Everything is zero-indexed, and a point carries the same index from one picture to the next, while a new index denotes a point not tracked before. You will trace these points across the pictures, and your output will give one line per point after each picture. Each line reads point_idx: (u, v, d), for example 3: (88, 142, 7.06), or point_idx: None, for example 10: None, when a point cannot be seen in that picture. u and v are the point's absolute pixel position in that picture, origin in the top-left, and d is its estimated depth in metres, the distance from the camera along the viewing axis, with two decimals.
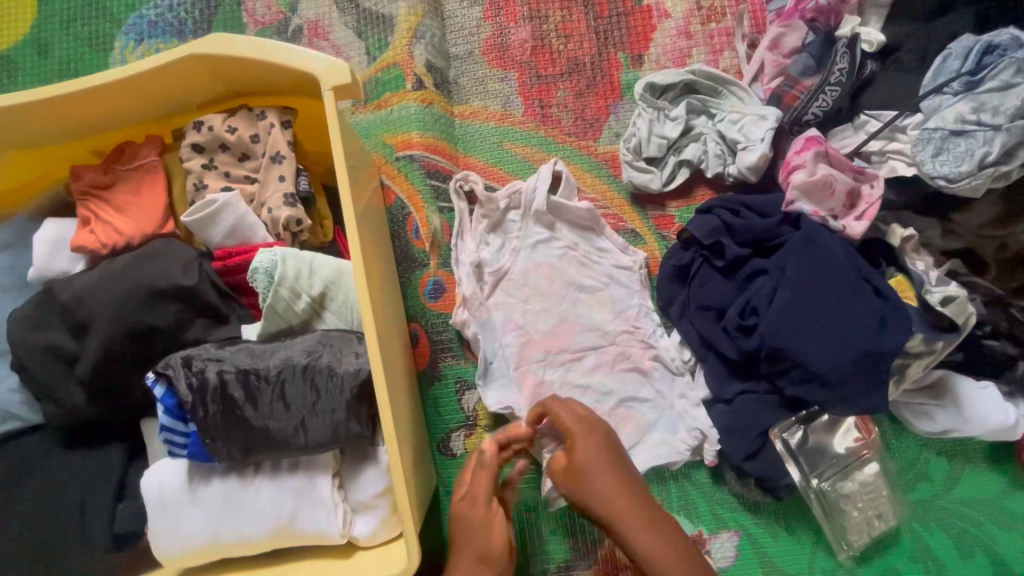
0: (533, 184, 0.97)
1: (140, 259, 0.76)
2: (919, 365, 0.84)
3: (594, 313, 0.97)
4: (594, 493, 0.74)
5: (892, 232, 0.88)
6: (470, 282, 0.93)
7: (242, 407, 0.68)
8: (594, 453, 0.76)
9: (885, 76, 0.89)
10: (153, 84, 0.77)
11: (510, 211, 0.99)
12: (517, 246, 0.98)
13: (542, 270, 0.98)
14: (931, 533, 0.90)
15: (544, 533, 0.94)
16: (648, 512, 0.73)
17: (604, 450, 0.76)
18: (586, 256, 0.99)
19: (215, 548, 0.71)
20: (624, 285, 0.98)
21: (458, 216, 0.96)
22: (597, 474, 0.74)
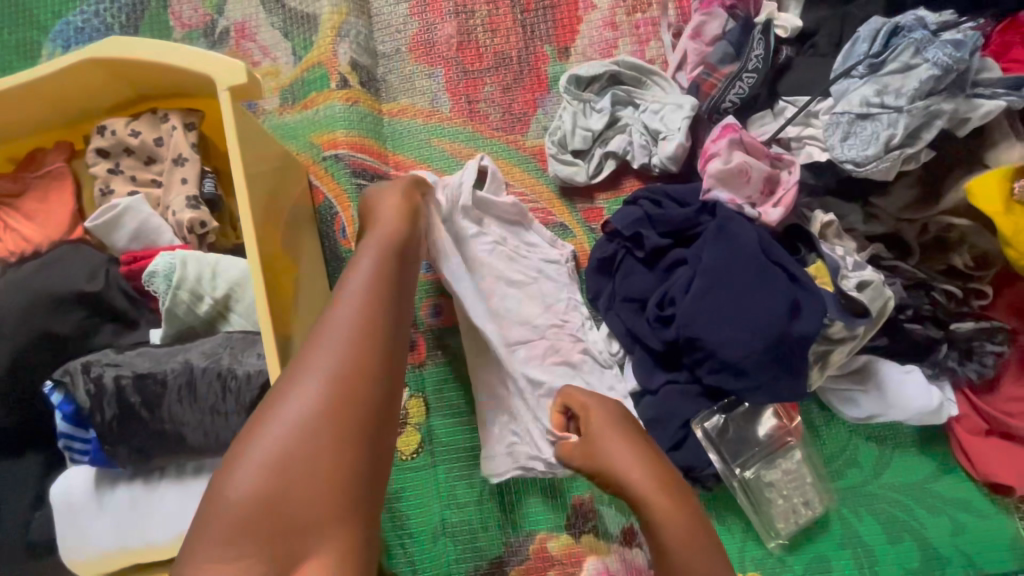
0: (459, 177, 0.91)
1: (45, 266, 0.76)
2: (843, 351, 0.83)
3: (523, 306, 0.92)
4: (602, 458, 0.67)
5: (814, 219, 0.88)
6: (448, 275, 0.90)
7: (139, 411, 0.67)
8: (603, 421, 0.71)
9: (802, 62, 0.90)
10: (54, 90, 0.76)
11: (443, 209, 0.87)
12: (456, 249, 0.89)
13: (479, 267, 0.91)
14: (861, 519, 0.89)
15: (489, 529, 0.94)
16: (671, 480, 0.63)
17: (612, 420, 0.71)
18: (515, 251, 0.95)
19: (116, 559, 0.70)
20: (551, 279, 0.95)
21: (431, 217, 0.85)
22: (608, 440, 0.68)
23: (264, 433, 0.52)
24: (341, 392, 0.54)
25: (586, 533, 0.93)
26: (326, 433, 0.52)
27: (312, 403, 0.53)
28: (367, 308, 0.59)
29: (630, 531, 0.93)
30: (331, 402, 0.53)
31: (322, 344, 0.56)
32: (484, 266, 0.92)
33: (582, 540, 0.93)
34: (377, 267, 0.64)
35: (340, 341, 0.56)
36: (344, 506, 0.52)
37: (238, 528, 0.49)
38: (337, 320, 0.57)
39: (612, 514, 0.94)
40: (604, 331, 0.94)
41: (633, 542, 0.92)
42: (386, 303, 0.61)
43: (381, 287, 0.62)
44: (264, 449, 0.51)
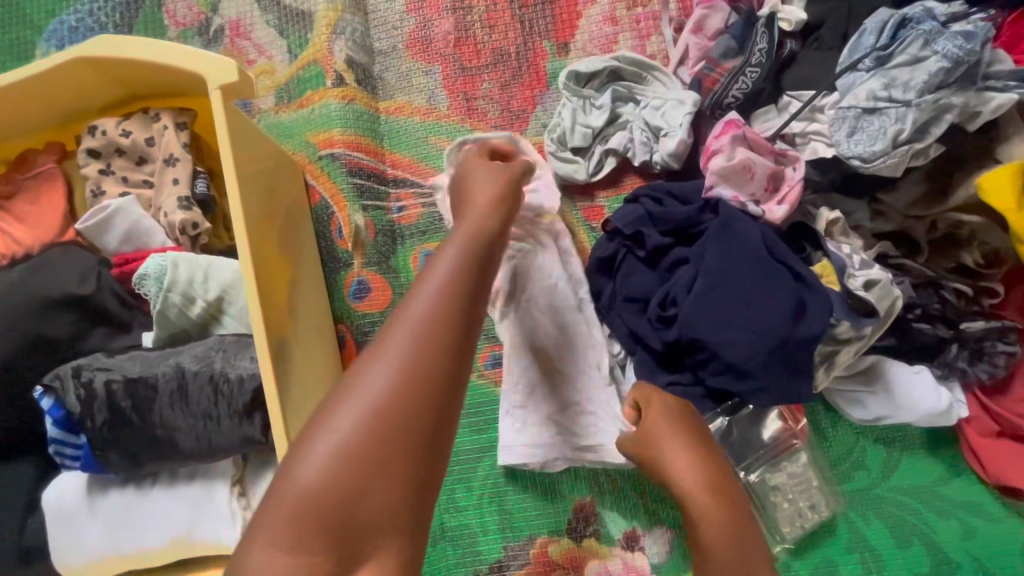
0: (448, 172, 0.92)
1: (35, 268, 0.75)
2: (849, 352, 0.81)
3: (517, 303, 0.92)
4: (659, 451, 0.71)
5: (819, 216, 0.86)
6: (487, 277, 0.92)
7: (131, 416, 0.66)
8: (662, 416, 0.74)
9: (806, 56, 0.88)
10: (44, 89, 0.75)
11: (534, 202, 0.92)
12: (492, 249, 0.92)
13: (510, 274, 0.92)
14: (868, 523, 0.87)
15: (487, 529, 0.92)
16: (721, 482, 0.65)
17: (671, 415, 0.74)
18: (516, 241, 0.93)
19: (115, 561, 0.70)
20: (552, 276, 0.92)
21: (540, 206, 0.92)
22: (667, 440, 0.71)
23: (332, 423, 0.44)
24: (422, 384, 0.46)
25: (588, 537, 0.92)
26: (405, 433, 0.44)
27: (391, 397, 0.45)
28: (454, 288, 0.50)
29: (633, 536, 0.91)
30: (409, 393, 0.45)
31: (403, 329, 0.47)
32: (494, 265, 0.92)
33: (584, 544, 0.91)
34: (466, 247, 0.55)
35: (421, 327, 0.47)
36: (416, 522, 0.44)
37: (299, 544, 0.41)
38: (420, 305, 0.48)
39: (614, 518, 0.92)
40: (607, 333, 0.92)
41: (636, 547, 0.91)
42: (476, 290, 0.52)
43: (471, 270, 0.53)
44: (332, 445, 0.43)
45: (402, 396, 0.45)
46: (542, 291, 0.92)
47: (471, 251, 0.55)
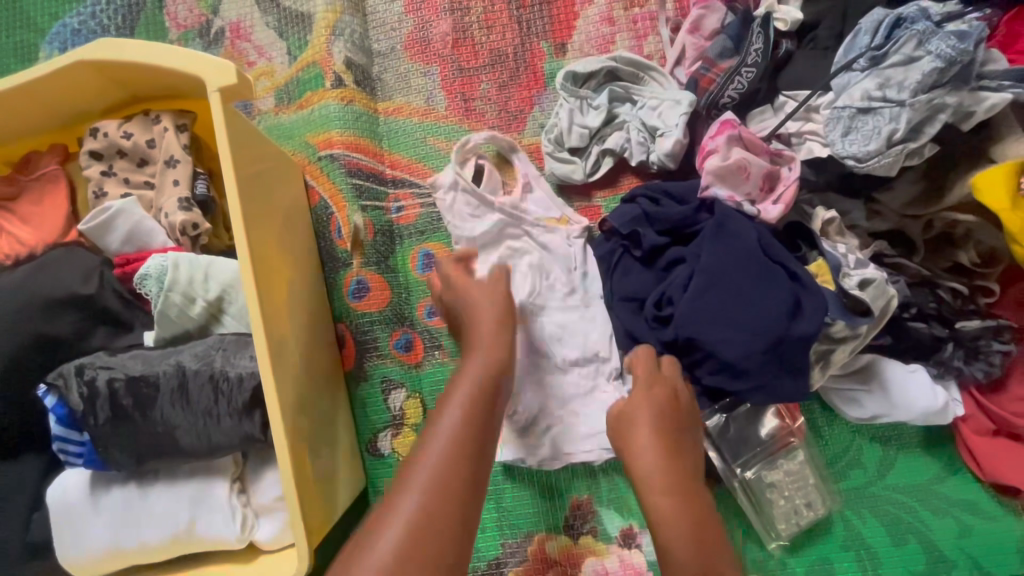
0: (447, 169, 0.93)
1: (39, 268, 0.76)
2: (844, 351, 0.82)
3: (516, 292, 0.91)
4: (635, 444, 0.74)
5: (815, 216, 0.87)
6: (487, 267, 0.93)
7: (133, 415, 0.67)
8: (646, 410, 0.76)
9: (802, 55, 0.88)
10: (45, 92, 0.76)
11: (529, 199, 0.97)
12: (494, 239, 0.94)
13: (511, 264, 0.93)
14: (864, 521, 0.87)
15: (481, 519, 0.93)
16: (683, 483, 0.70)
17: (655, 411, 0.76)
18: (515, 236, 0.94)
19: (116, 557, 0.71)
20: (554, 273, 0.93)
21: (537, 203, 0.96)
22: (640, 437, 0.74)
23: (374, 544, 0.53)
24: (433, 526, 0.55)
25: (585, 535, 0.92)
26: (435, 531, 0.55)
27: (425, 509, 0.56)
28: (471, 417, 0.65)
29: (630, 533, 0.92)
30: (419, 534, 0.54)
31: (431, 453, 0.60)
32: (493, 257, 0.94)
33: (581, 541, 0.92)
34: (472, 393, 0.68)
35: (447, 449, 0.61)
36: None
37: None
38: (442, 434, 0.62)
39: (611, 516, 0.93)
40: (606, 332, 0.91)
41: (633, 544, 0.91)
42: (480, 440, 0.63)
43: (475, 423, 0.65)
44: (376, 559, 0.52)
45: (431, 507, 0.56)
46: (544, 289, 0.92)
47: (476, 398, 0.67)
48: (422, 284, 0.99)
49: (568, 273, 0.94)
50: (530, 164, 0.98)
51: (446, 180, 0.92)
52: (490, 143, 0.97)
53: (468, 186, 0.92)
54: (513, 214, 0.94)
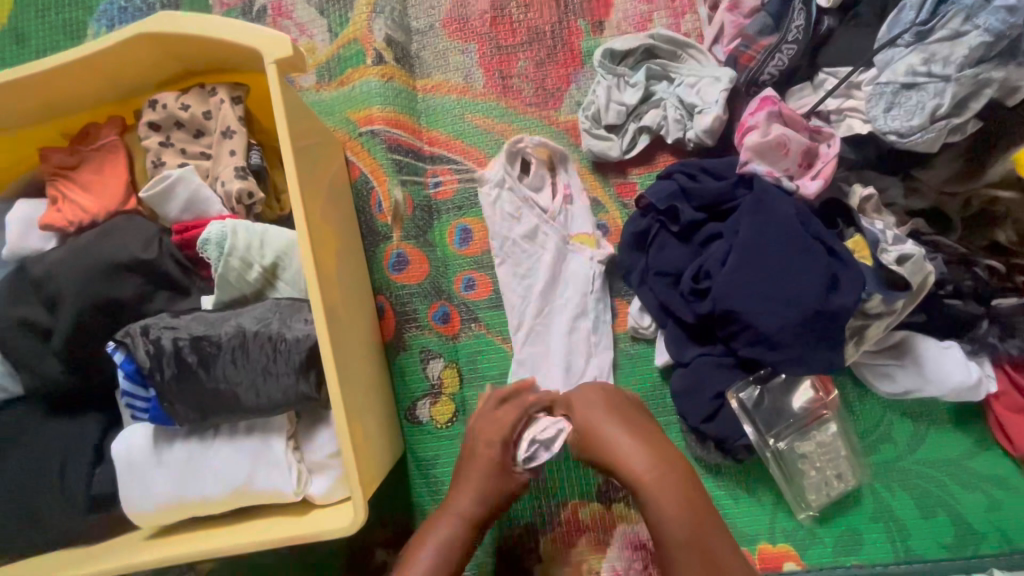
0: (496, 165, 0.98)
1: (103, 235, 0.80)
2: (879, 326, 0.84)
3: (544, 288, 0.95)
4: (602, 437, 0.78)
5: (852, 192, 0.87)
6: (519, 260, 0.96)
7: (197, 371, 0.70)
8: (597, 410, 0.80)
9: (844, 32, 0.88)
10: (102, 66, 0.78)
11: (566, 209, 0.99)
12: (527, 236, 0.97)
13: (543, 263, 0.96)
14: (893, 495, 0.89)
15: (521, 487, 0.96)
16: (655, 453, 0.76)
17: (614, 412, 0.80)
18: (544, 242, 0.97)
19: (180, 508, 0.75)
20: (575, 285, 0.96)
21: (568, 214, 0.99)
22: (604, 427, 0.78)
23: None
24: None
25: (617, 502, 0.95)
26: None
27: None
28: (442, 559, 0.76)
29: None
30: None
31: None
32: (526, 257, 0.97)
33: (612, 509, 0.95)
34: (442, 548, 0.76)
35: None
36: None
37: None
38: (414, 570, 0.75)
39: None
40: (606, 363, 0.95)
41: None
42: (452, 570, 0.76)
43: (447, 565, 0.76)
44: None
45: None
46: (561, 302, 0.96)
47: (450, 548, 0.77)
48: (459, 258, 1.02)
49: (585, 293, 0.96)
50: (576, 176, 1.00)
51: (495, 175, 0.97)
52: (540, 150, 0.99)
53: (513, 186, 0.97)
54: (549, 221, 0.97)
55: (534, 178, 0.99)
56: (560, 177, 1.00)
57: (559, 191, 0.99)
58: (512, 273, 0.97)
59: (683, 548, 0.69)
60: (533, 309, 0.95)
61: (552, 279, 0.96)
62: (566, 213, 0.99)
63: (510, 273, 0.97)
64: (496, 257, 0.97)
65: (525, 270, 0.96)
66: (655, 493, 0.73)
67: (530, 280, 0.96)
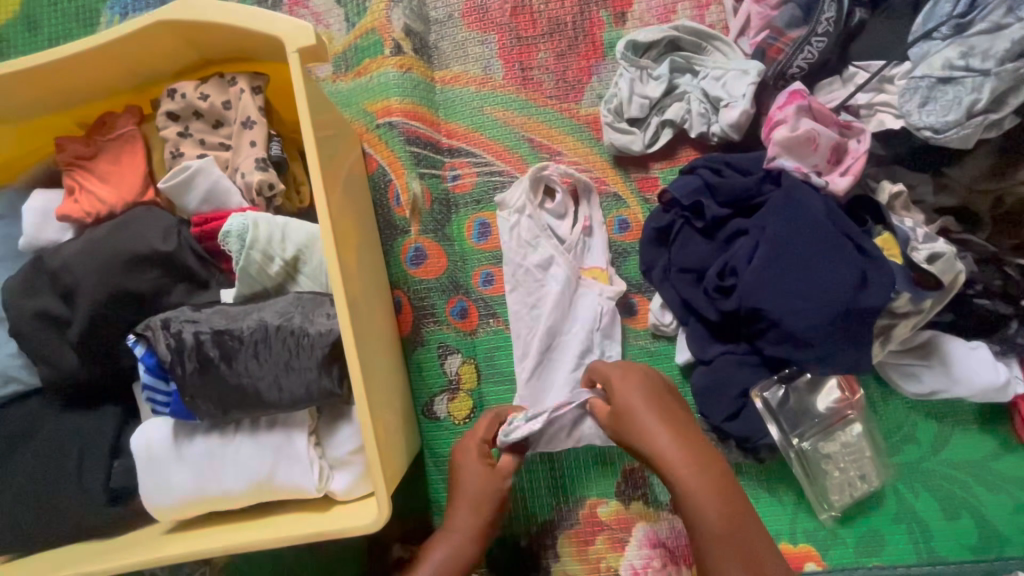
0: (518, 191, 0.96)
1: (121, 226, 0.79)
2: (906, 326, 0.83)
3: (551, 319, 0.92)
4: (639, 424, 0.77)
5: (881, 188, 0.86)
6: (531, 289, 0.94)
7: (219, 365, 0.69)
8: (636, 395, 0.79)
9: (875, 25, 0.86)
10: (120, 55, 0.77)
11: (582, 239, 0.96)
12: (537, 266, 0.94)
13: (552, 298, 0.93)
14: (917, 496, 0.88)
15: (538, 479, 0.96)
16: (692, 442, 0.75)
17: (654, 400, 0.79)
18: (555, 273, 0.94)
19: (201, 503, 0.75)
20: (583, 321, 0.93)
21: (578, 247, 0.96)
22: (642, 414, 0.77)
23: None
24: None
25: (635, 501, 0.94)
26: None
27: None
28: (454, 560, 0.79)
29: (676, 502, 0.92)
30: None
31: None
32: (536, 291, 0.94)
33: (631, 507, 0.94)
34: (450, 557, 0.79)
35: None
36: None
37: None
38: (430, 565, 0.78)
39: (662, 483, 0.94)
40: None
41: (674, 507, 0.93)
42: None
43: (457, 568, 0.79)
44: None
45: None
46: (568, 336, 0.93)
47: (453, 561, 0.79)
48: (477, 252, 1.01)
49: (592, 329, 0.93)
50: (598, 210, 0.98)
51: (515, 201, 0.96)
52: (565, 179, 0.97)
53: (533, 213, 0.95)
54: (563, 253, 0.94)
55: (558, 206, 0.96)
56: (582, 210, 0.97)
57: (579, 223, 0.97)
58: (521, 301, 0.94)
59: (718, 541, 0.69)
60: (540, 341, 0.92)
61: (561, 311, 0.93)
62: (582, 244, 0.97)
63: (518, 300, 0.95)
64: (506, 284, 0.95)
65: (533, 301, 0.94)
66: (695, 484, 0.72)
67: (537, 311, 0.94)
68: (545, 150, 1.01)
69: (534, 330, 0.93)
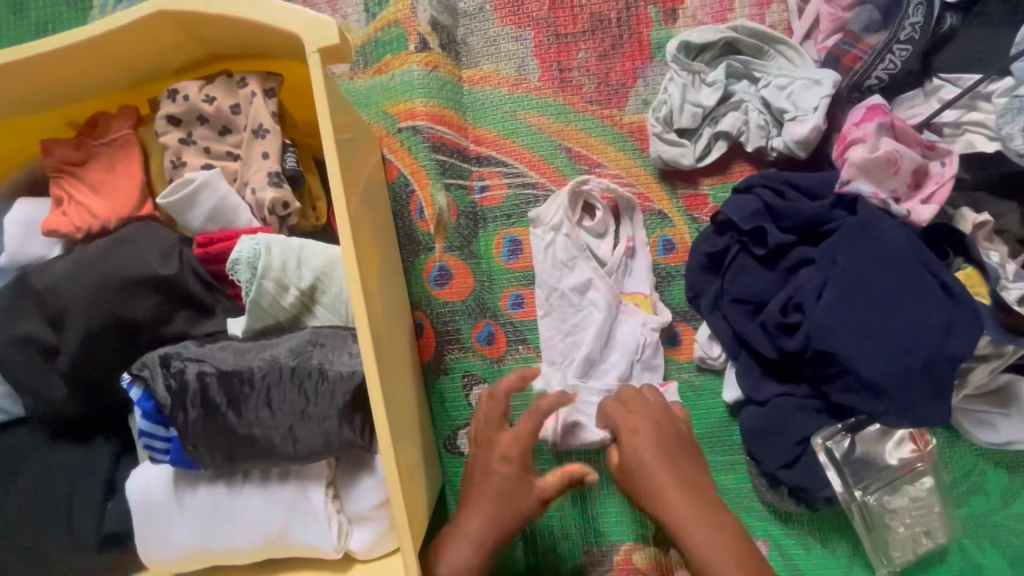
0: (553, 208, 0.87)
1: (115, 245, 0.70)
2: (984, 370, 0.75)
3: (587, 345, 0.83)
4: (651, 488, 0.68)
5: (961, 217, 0.77)
6: (565, 310, 0.86)
7: (224, 413, 0.61)
8: (647, 450, 0.70)
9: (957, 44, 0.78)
10: (115, 50, 0.67)
11: (624, 262, 0.88)
12: (575, 289, 0.86)
13: (591, 321, 0.85)
14: (983, 551, 0.81)
15: (568, 515, 0.88)
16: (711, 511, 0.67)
17: (666, 455, 0.70)
18: (594, 298, 0.85)
19: (204, 557, 0.67)
20: (624, 351, 0.84)
21: (617, 268, 0.87)
22: (654, 474, 0.69)
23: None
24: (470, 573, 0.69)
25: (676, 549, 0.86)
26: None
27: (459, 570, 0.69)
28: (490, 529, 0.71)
29: None
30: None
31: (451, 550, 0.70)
32: (573, 316, 0.85)
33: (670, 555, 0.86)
34: (485, 533, 0.70)
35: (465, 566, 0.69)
36: None
37: None
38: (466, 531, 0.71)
39: None
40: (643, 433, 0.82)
41: None
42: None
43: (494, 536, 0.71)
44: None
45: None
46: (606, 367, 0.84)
47: (480, 550, 0.70)
48: (507, 272, 0.92)
49: (632, 361, 0.84)
50: (642, 230, 0.89)
51: (550, 218, 0.87)
52: (606, 194, 0.89)
53: (571, 231, 0.86)
54: (603, 277, 0.85)
55: (598, 224, 0.88)
56: (623, 229, 0.89)
57: (622, 244, 0.88)
58: (555, 327, 0.86)
59: None
60: (574, 370, 0.83)
61: (599, 341, 0.83)
62: (624, 266, 0.88)
63: (551, 325, 0.86)
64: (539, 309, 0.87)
65: (570, 324, 0.85)
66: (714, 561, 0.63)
67: (575, 336, 0.85)
68: (584, 161, 0.92)
69: (570, 354, 0.84)
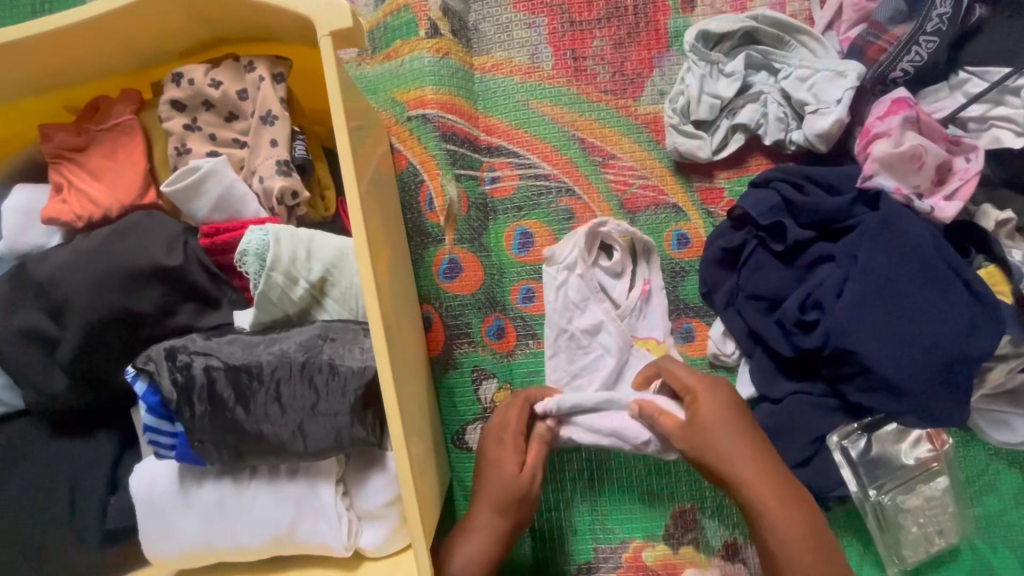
0: (568, 249, 0.84)
1: (118, 234, 0.68)
2: (1003, 369, 0.74)
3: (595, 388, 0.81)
4: (717, 452, 0.68)
5: (984, 214, 0.75)
6: (573, 352, 0.83)
7: (232, 408, 0.59)
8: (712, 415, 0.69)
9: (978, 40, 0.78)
10: (116, 32, 0.65)
11: (638, 306, 0.85)
12: (587, 331, 0.83)
13: (599, 363, 0.82)
14: (995, 551, 0.80)
15: (575, 509, 0.87)
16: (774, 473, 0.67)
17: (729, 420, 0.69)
18: (605, 342, 0.82)
19: (211, 554, 0.66)
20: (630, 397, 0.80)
21: (628, 310, 0.84)
22: (721, 438, 0.68)
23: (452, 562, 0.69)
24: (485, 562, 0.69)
25: (685, 545, 0.85)
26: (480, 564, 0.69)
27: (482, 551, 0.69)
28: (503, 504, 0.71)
29: (732, 546, 0.84)
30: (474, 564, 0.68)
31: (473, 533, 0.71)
32: (582, 357, 0.83)
33: (680, 552, 0.85)
34: (499, 513, 0.71)
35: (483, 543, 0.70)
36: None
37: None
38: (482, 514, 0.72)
39: (715, 526, 0.85)
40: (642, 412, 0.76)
41: (736, 557, 0.84)
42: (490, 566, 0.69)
43: (508, 521, 0.71)
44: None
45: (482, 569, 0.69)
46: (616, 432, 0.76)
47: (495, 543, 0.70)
48: (517, 265, 0.90)
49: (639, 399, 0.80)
50: (658, 273, 0.86)
51: (566, 257, 0.84)
52: (623, 236, 0.85)
53: (585, 272, 0.83)
54: (616, 319, 0.83)
55: (615, 264, 0.85)
56: (640, 271, 0.86)
57: (638, 287, 0.85)
58: (562, 365, 0.83)
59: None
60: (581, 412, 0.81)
61: (608, 383, 0.81)
62: (638, 311, 0.85)
63: (558, 367, 0.84)
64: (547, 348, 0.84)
65: (577, 367, 0.83)
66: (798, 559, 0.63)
67: (583, 379, 0.83)
68: (598, 153, 0.90)
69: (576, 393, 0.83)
